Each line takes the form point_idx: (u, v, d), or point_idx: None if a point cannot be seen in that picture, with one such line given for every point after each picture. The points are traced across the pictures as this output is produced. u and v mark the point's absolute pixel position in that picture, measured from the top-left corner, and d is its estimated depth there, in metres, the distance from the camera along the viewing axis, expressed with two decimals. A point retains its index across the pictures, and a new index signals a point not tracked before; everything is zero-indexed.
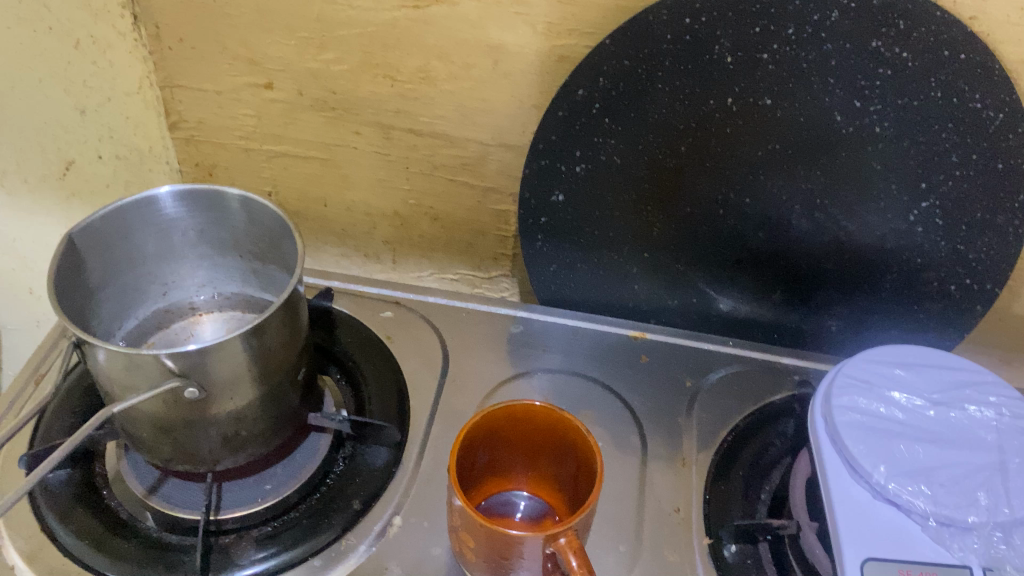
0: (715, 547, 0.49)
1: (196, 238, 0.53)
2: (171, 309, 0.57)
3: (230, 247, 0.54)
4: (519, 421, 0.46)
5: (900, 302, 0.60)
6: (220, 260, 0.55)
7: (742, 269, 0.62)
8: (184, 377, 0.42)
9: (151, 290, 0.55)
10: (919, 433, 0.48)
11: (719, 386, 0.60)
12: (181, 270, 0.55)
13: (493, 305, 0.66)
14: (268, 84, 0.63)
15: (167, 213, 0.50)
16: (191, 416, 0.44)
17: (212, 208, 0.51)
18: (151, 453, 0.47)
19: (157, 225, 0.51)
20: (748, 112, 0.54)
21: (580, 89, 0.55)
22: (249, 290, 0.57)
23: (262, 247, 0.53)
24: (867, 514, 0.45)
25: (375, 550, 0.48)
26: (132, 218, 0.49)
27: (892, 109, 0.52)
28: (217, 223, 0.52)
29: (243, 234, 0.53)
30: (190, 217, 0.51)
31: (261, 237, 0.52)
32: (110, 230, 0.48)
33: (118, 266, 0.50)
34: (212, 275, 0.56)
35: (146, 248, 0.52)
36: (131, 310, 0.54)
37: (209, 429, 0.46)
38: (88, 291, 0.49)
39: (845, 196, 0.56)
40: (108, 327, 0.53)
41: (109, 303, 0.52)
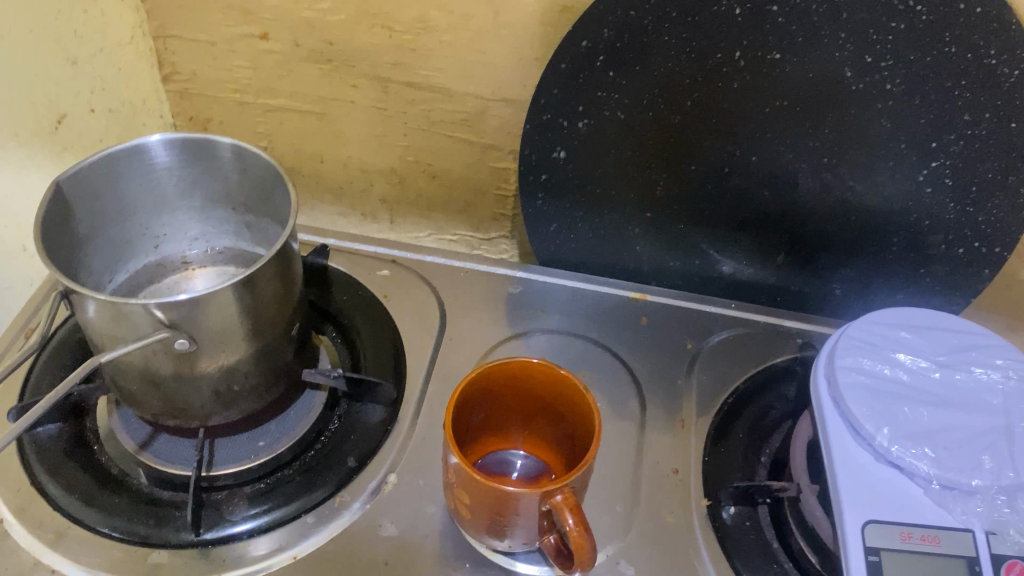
0: (714, 508, 0.49)
1: (187, 188, 0.52)
2: (162, 262, 0.56)
3: (222, 199, 0.53)
4: (517, 379, 0.45)
5: (906, 266, 0.59)
6: (214, 214, 0.54)
7: (746, 231, 0.61)
8: (174, 328, 0.41)
9: (142, 243, 0.54)
10: (923, 395, 0.47)
11: (720, 349, 0.59)
12: (175, 224, 0.54)
13: (491, 265, 0.65)
14: (262, 35, 0.62)
15: (158, 162, 0.49)
16: (182, 368, 0.43)
17: (204, 159, 0.50)
18: (142, 407, 0.46)
19: (150, 176, 0.50)
20: (756, 67, 0.52)
21: (584, 40, 0.53)
22: (243, 246, 0.56)
23: (256, 201, 0.52)
24: (868, 476, 0.45)
25: (369, 508, 0.48)
26: (124, 166, 0.48)
27: (904, 64, 0.50)
28: (210, 174, 0.51)
29: (237, 187, 0.51)
30: (181, 166, 0.50)
31: (256, 191, 0.51)
32: (100, 178, 0.47)
33: (108, 217, 0.49)
34: (205, 229, 0.55)
35: (138, 199, 0.51)
36: (121, 263, 0.53)
37: (200, 382, 0.45)
38: (76, 241, 0.48)
39: (853, 154, 0.54)
40: (98, 279, 0.52)
41: (100, 255, 0.51)
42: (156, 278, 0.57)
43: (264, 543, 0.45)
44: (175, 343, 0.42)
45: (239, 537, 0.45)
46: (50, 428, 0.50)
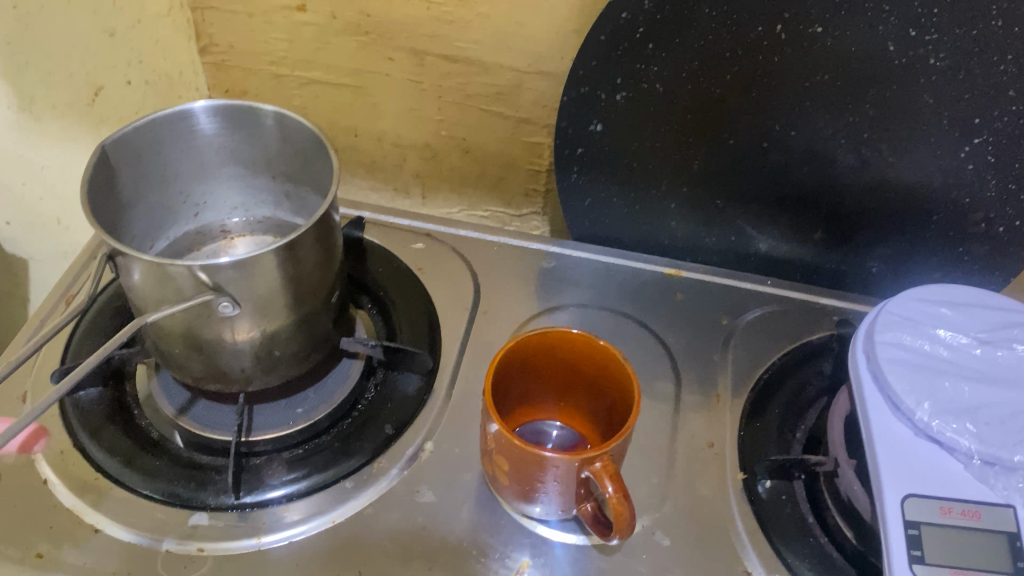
0: (750, 482, 0.49)
1: (229, 157, 0.52)
2: (203, 230, 0.57)
3: (263, 168, 0.53)
4: (555, 348, 0.45)
5: (944, 244, 0.58)
6: (256, 184, 0.55)
7: (783, 207, 0.60)
8: (218, 291, 0.41)
9: (183, 209, 0.55)
10: (965, 371, 0.47)
11: (756, 325, 0.59)
12: (216, 192, 0.55)
13: (525, 240, 0.65)
14: (301, 6, 0.62)
15: (202, 129, 0.49)
16: (224, 331, 0.44)
17: (248, 127, 0.50)
18: (183, 371, 0.47)
19: (194, 143, 0.50)
20: (798, 40, 0.52)
21: (624, 12, 0.53)
22: (283, 217, 0.57)
23: (297, 172, 0.52)
24: (908, 450, 0.44)
25: (407, 475, 0.48)
26: (169, 133, 0.48)
27: (948, 38, 0.49)
28: (252, 142, 0.51)
29: (279, 156, 0.52)
30: (224, 134, 0.50)
31: (298, 161, 0.51)
32: (145, 144, 0.48)
33: (152, 183, 0.50)
34: (245, 198, 0.56)
35: (181, 166, 0.51)
36: (163, 229, 0.54)
37: (241, 346, 0.45)
38: (119, 205, 0.48)
39: (894, 130, 0.54)
40: (139, 245, 0.53)
41: (142, 220, 0.52)
42: (196, 246, 0.57)
43: (300, 508, 0.46)
44: (219, 306, 0.42)
45: (276, 501, 0.46)
46: (91, 392, 0.50)
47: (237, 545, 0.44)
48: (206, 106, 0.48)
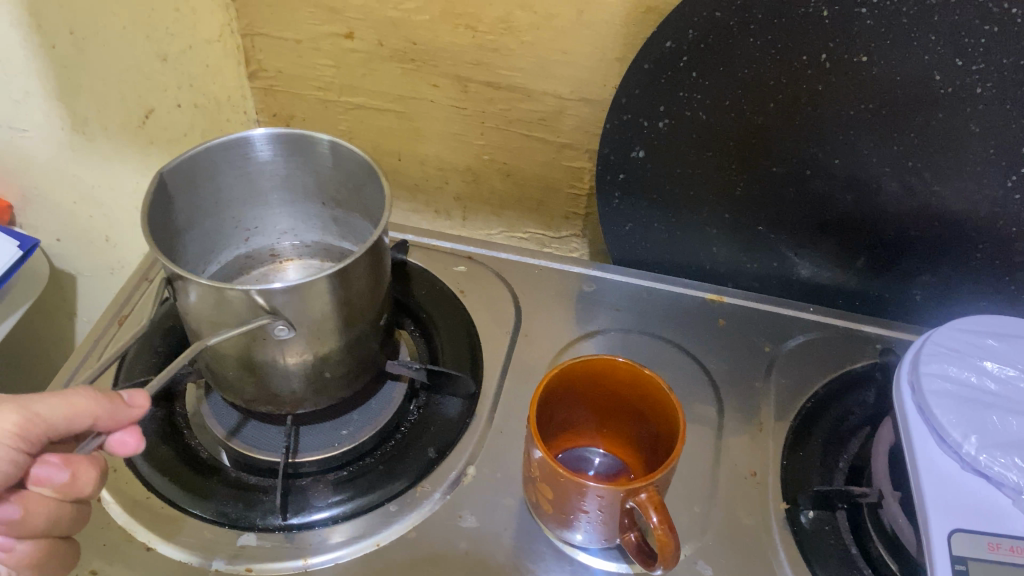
0: (792, 512, 0.49)
1: (280, 183, 0.54)
2: (252, 254, 0.59)
3: (312, 194, 0.55)
4: (599, 377, 0.46)
5: (990, 274, 0.58)
6: (307, 211, 0.56)
7: (826, 234, 0.60)
8: (273, 314, 0.42)
9: (235, 235, 0.56)
10: (1012, 405, 0.46)
11: (798, 352, 0.59)
12: (266, 218, 0.56)
13: (565, 263, 0.65)
14: (348, 33, 0.63)
15: (255, 157, 0.51)
16: (278, 352, 0.45)
17: (300, 159, 0.51)
18: (234, 392, 0.48)
19: (247, 173, 0.52)
20: (843, 69, 0.52)
21: (668, 41, 0.54)
22: (333, 242, 0.58)
23: (348, 201, 0.53)
24: (954, 484, 0.44)
25: (450, 498, 0.49)
26: (222, 165, 0.50)
27: (996, 68, 0.49)
28: (303, 169, 0.53)
29: (330, 186, 0.53)
30: (277, 162, 0.52)
31: (349, 192, 0.52)
32: (198, 176, 0.49)
33: (206, 212, 0.52)
34: (294, 224, 0.57)
35: (234, 194, 0.53)
36: (215, 255, 0.56)
37: (292, 368, 0.46)
38: (175, 230, 0.50)
39: (941, 159, 0.54)
40: (192, 268, 0.54)
41: (196, 248, 0.53)
42: (246, 269, 0.59)
43: (345, 529, 0.46)
44: (274, 329, 0.43)
45: (322, 523, 0.47)
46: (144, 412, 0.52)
47: (284, 566, 0.45)
48: (259, 139, 0.49)
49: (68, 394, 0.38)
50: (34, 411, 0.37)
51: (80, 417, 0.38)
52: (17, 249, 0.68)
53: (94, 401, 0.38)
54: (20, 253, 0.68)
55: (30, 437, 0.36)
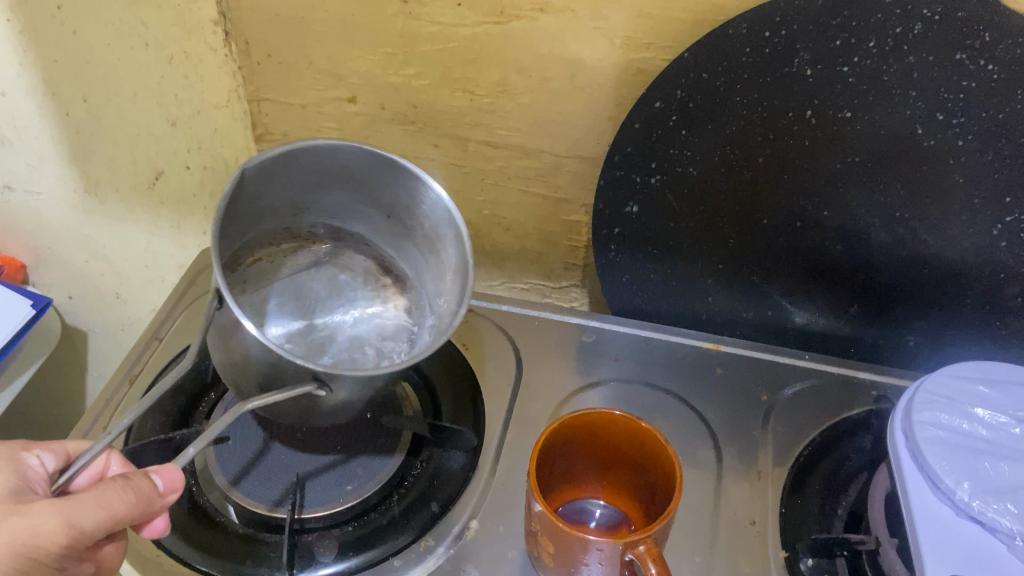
0: (791, 560, 0.49)
1: (347, 181, 0.52)
2: (290, 230, 0.55)
3: (376, 199, 0.53)
4: (597, 430, 0.47)
5: (983, 319, 0.59)
6: (363, 210, 0.55)
7: (819, 282, 0.61)
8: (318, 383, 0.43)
9: (286, 214, 0.53)
10: (1003, 451, 0.47)
11: (796, 399, 0.59)
12: (320, 205, 0.54)
13: (565, 314, 0.66)
14: (351, 97, 0.65)
15: (336, 155, 0.48)
16: (310, 409, 0.45)
17: (378, 176, 0.51)
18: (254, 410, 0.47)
19: (321, 167, 0.50)
20: (828, 124, 0.54)
21: (658, 101, 0.56)
22: (377, 243, 0.57)
23: (418, 226, 0.53)
24: (950, 530, 0.45)
25: (453, 552, 0.49)
26: (304, 154, 0.47)
27: (977, 122, 0.51)
28: (374, 179, 0.51)
29: (400, 205, 0.53)
30: (354, 165, 0.50)
31: (423, 221, 0.53)
32: (277, 158, 0.46)
33: (266, 190, 0.49)
34: (343, 213, 0.55)
35: (299, 177, 0.50)
36: (256, 230, 0.52)
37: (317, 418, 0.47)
38: (236, 202, 0.47)
39: (927, 210, 0.55)
40: (238, 243, 0.51)
41: (244, 220, 0.50)
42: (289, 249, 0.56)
43: None
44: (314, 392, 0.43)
45: None
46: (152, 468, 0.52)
47: None
48: (355, 148, 0.48)
49: (104, 495, 0.39)
50: (75, 522, 0.38)
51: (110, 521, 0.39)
52: (31, 308, 0.70)
53: (126, 506, 0.40)
54: (33, 311, 0.70)
55: (73, 544, 0.39)
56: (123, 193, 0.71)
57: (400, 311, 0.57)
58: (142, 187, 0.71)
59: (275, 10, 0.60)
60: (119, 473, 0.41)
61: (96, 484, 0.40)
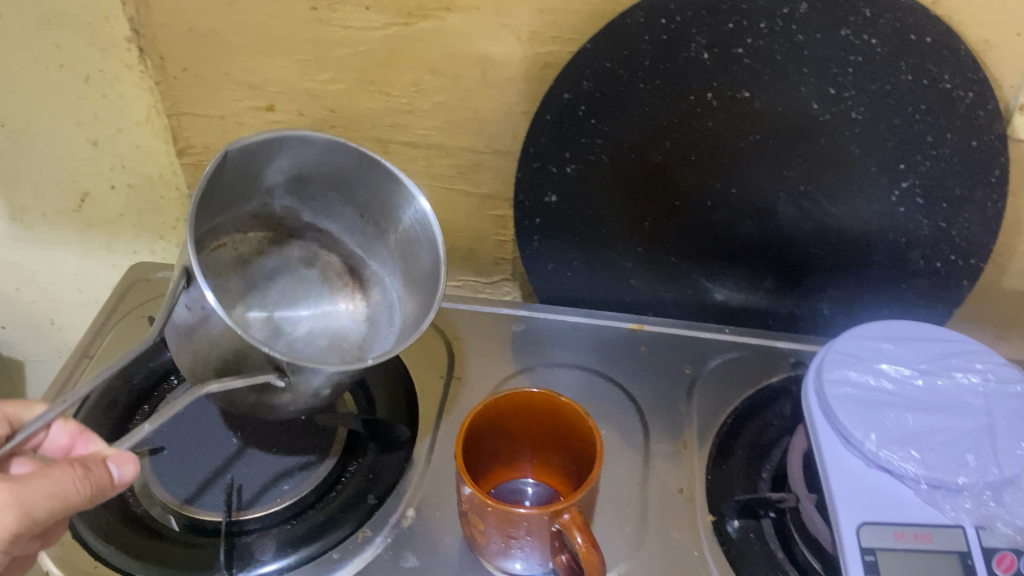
0: (719, 524, 0.51)
1: (324, 178, 0.52)
2: (258, 220, 0.54)
3: (349, 196, 0.54)
4: (521, 409, 0.48)
5: (891, 282, 0.62)
6: (334, 207, 0.55)
7: (734, 260, 0.64)
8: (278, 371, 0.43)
9: (257, 204, 0.52)
10: (909, 402, 0.49)
11: (717, 372, 0.61)
12: (291, 199, 0.54)
13: (495, 305, 0.67)
14: (269, 107, 0.66)
15: (319, 151, 0.49)
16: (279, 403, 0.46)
17: (354, 176, 0.52)
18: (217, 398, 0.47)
19: (300, 161, 0.50)
20: (728, 105, 0.56)
21: (566, 93, 0.58)
22: (345, 242, 0.57)
23: (389, 225, 0.54)
24: (860, 481, 0.47)
25: (392, 541, 0.51)
26: (287, 145, 0.48)
27: (866, 95, 0.54)
28: (351, 179, 0.52)
29: (372, 204, 0.54)
30: (334, 164, 0.51)
31: (394, 220, 0.54)
32: (260, 145, 0.46)
33: (241, 175, 0.48)
34: (311, 207, 0.55)
35: (278, 169, 0.50)
36: (224, 213, 0.51)
37: (278, 411, 0.47)
38: (216, 179, 0.46)
39: (828, 181, 0.58)
40: (207, 226, 0.50)
41: (216, 201, 0.49)
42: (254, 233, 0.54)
43: None
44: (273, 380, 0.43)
45: None
46: None
47: None
48: (340, 145, 0.49)
49: (60, 483, 0.39)
50: (27, 509, 0.38)
51: (62, 509, 0.40)
52: None
53: (80, 494, 0.40)
54: None
55: (22, 530, 0.39)
56: (52, 217, 0.74)
57: (366, 316, 0.57)
58: (70, 211, 0.74)
59: (187, 24, 0.61)
60: (76, 458, 0.41)
61: (54, 469, 0.40)
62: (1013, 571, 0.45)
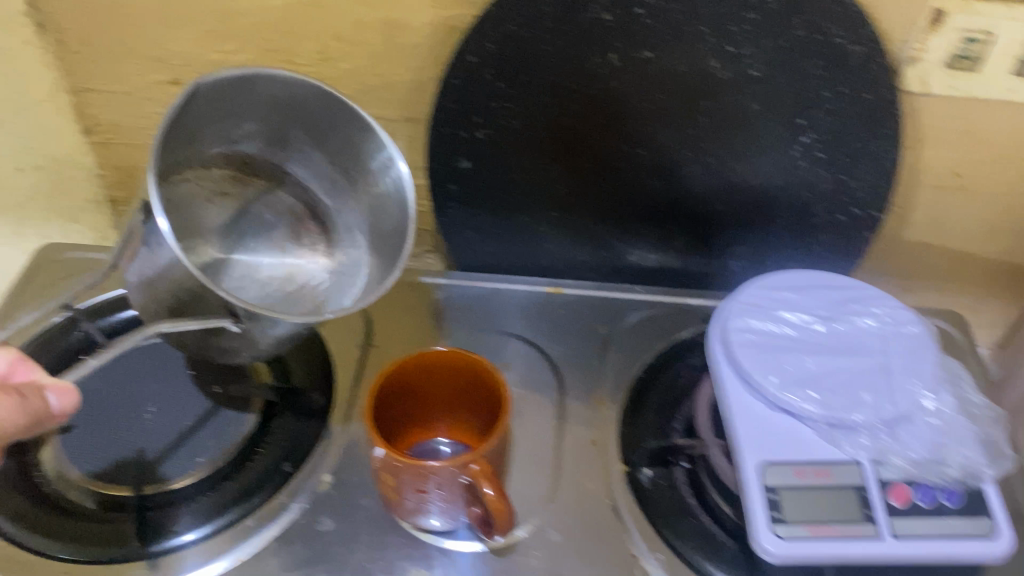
0: (632, 473, 0.52)
1: (293, 119, 0.52)
2: (225, 158, 0.52)
3: (318, 141, 0.53)
4: (433, 369, 0.49)
5: (795, 235, 0.64)
6: (302, 152, 0.54)
7: (645, 222, 0.65)
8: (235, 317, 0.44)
9: (224, 142, 0.51)
10: (807, 345, 0.51)
11: (631, 329, 0.63)
12: (260, 139, 0.53)
13: (415, 275, 0.67)
14: (175, 80, 0.65)
15: (292, 90, 0.49)
16: (239, 346, 0.46)
17: (324, 120, 0.52)
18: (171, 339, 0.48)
19: (271, 99, 0.50)
20: (630, 65, 0.57)
21: (471, 56, 0.57)
22: (312, 189, 0.56)
23: (358, 171, 0.54)
24: (763, 423, 0.48)
25: (309, 506, 0.51)
26: (262, 82, 0.48)
27: (763, 52, 0.55)
28: (321, 122, 0.52)
29: (341, 148, 0.54)
30: (306, 106, 0.51)
31: (364, 164, 0.54)
32: (234, 79, 0.46)
33: (212, 108, 0.48)
34: (279, 149, 0.54)
35: (249, 105, 0.49)
36: (189, 147, 0.49)
37: (235, 357, 0.48)
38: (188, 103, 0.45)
39: (731, 139, 0.60)
40: (173, 157, 0.48)
41: (182, 132, 0.48)
42: (221, 171, 0.53)
43: (207, 551, 0.48)
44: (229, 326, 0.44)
45: (183, 546, 0.48)
46: None
47: None
48: (313, 86, 0.49)
49: None
50: None
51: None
52: None
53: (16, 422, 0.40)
54: None
55: None
56: None
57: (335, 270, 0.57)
58: None
59: None
60: (12, 387, 0.41)
61: None
62: (908, 501, 0.46)
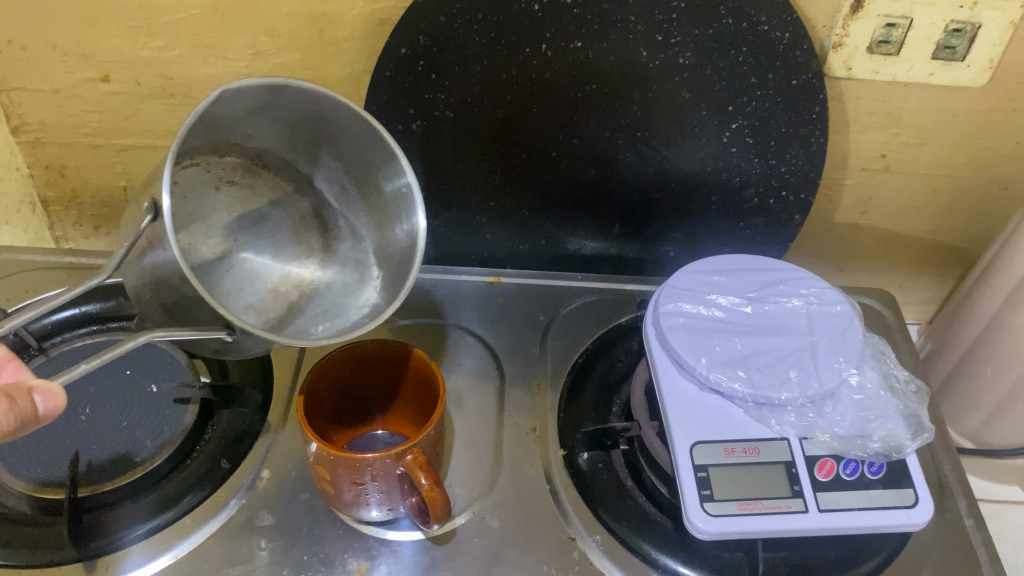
0: (570, 457, 0.53)
1: (315, 127, 0.50)
2: (239, 149, 0.51)
3: (336, 150, 0.52)
4: (370, 361, 0.49)
5: (726, 220, 0.66)
6: (317, 158, 0.53)
7: (581, 210, 0.66)
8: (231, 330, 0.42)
9: (242, 137, 0.50)
10: (737, 327, 0.52)
11: (570, 316, 0.64)
12: (278, 140, 0.51)
13: None
14: (104, 78, 0.64)
15: (321, 104, 0.47)
16: (228, 350, 0.45)
17: (344, 133, 0.50)
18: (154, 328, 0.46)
19: (298, 108, 0.48)
20: (562, 55, 0.57)
21: (402, 48, 0.57)
22: (322, 190, 0.56)
23: (372, 186, 0.53)
24: (695, 404, 0.49)
25: (247, 502, 0.51)
26: (296, 93, 0.45)
27: (691, 40, 0.56)
28: (342, 134, 0.50)
29: (356, 161, 0.53)
30: (334, 118, 0.49)
31: (378, 182, 0.53)
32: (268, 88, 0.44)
33: (236, 109, 0.46)
34: (294, 152, 0.53)
35: (274, 109, 0.47)
36: (204, 139, 0.48)
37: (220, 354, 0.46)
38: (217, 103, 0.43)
39: (663, 127, 0.61)
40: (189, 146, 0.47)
41: (203, 126, 0.46)
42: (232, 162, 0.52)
43: (144, 550, 0.47)
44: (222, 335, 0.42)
45: (119, 546, 0.47)
46: None
47: None
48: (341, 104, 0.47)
49: None
50: None
51: None
52: None
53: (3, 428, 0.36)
54: None
55: None
56: None
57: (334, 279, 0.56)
58: None
59: None
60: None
61: None
62: (833, 475, 0.47)
